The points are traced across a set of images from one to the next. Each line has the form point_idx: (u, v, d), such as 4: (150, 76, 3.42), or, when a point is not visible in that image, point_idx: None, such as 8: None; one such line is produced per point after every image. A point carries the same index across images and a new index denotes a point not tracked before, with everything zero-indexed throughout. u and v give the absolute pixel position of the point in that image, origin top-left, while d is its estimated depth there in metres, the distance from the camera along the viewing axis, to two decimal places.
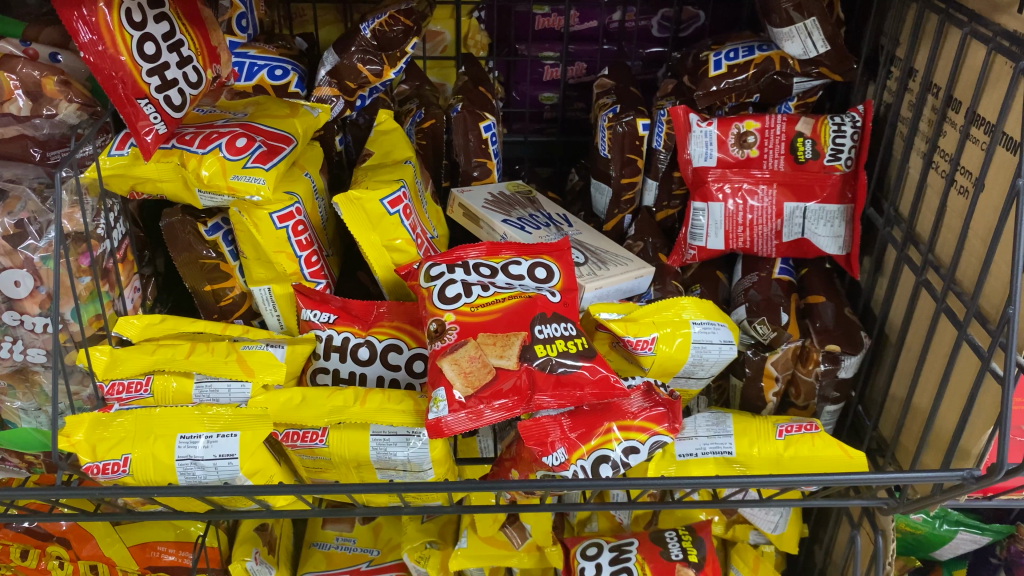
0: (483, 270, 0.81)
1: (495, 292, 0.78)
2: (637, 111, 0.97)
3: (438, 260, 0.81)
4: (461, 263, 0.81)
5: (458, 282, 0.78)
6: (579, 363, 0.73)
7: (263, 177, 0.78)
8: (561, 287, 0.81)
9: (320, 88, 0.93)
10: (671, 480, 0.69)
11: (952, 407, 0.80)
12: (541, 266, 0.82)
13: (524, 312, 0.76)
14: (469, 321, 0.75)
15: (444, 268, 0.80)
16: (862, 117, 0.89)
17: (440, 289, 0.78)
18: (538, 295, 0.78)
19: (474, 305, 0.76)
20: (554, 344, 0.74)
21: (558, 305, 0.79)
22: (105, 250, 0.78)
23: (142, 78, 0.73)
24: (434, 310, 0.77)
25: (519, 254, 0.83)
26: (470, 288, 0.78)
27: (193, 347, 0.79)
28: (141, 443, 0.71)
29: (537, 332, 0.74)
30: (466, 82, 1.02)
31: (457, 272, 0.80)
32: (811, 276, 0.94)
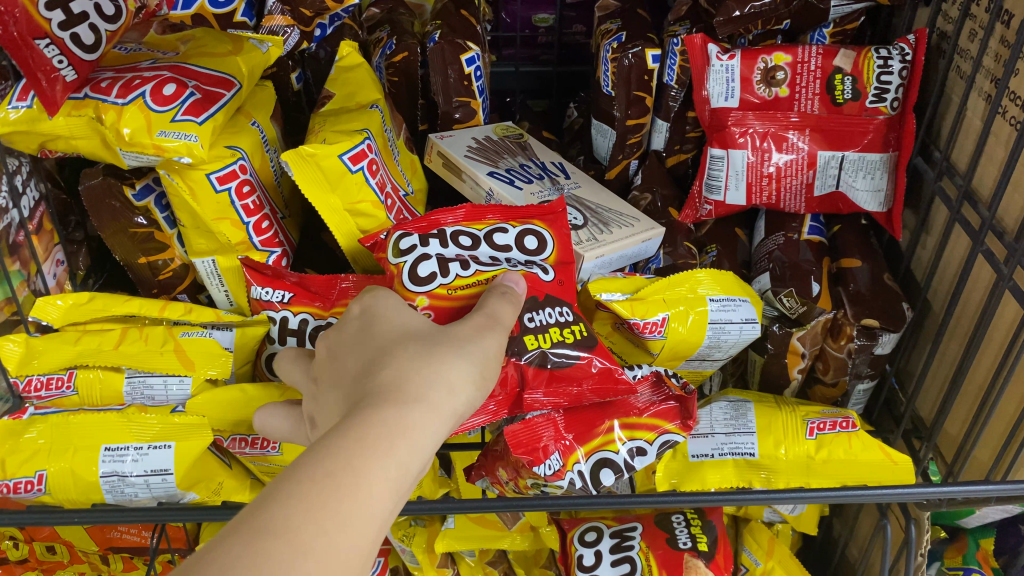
0: (463, 241, 0.67)
1: (477, 270, 0.64)
2: (645, 40, 0.83)
3: (410, 229, 0.67)
4: (437, 234, 0.67)
5: (432, 257, 0.65)
6: (577, 355, 0.61)
7: (196, 134, 0.65)
8: (555, 262, 0.68)
9: (271, 17, 0.78)
10: (670, 497, 0.60)
11: (1010, 397, 0.69)
12: (530, 236, 0.69)
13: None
14: (446, 307, 0.62)
15: (416, 240, 0.66)
16: (912, 48, 0.75)
17: (412, 266, 0.64)
18: (528, 274, 0.65)
19: (452, 287, 0.63)
20: (543, 335, 0.61)
21: (552, 285, 0.65)
22: (11, 222, 0.66)
23: (40, 11, 0.59)
24: (403, 292, 0.63)
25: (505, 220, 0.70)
26: (446, 266, 0.64)
27: (124, 334, 0.68)
28: (58, 456, 0.60)
29: (526, 322, 0.61)
30: (445, 4, 0.87)
31: (432, 245, 0.66)
32: (844, 234, 0.82)
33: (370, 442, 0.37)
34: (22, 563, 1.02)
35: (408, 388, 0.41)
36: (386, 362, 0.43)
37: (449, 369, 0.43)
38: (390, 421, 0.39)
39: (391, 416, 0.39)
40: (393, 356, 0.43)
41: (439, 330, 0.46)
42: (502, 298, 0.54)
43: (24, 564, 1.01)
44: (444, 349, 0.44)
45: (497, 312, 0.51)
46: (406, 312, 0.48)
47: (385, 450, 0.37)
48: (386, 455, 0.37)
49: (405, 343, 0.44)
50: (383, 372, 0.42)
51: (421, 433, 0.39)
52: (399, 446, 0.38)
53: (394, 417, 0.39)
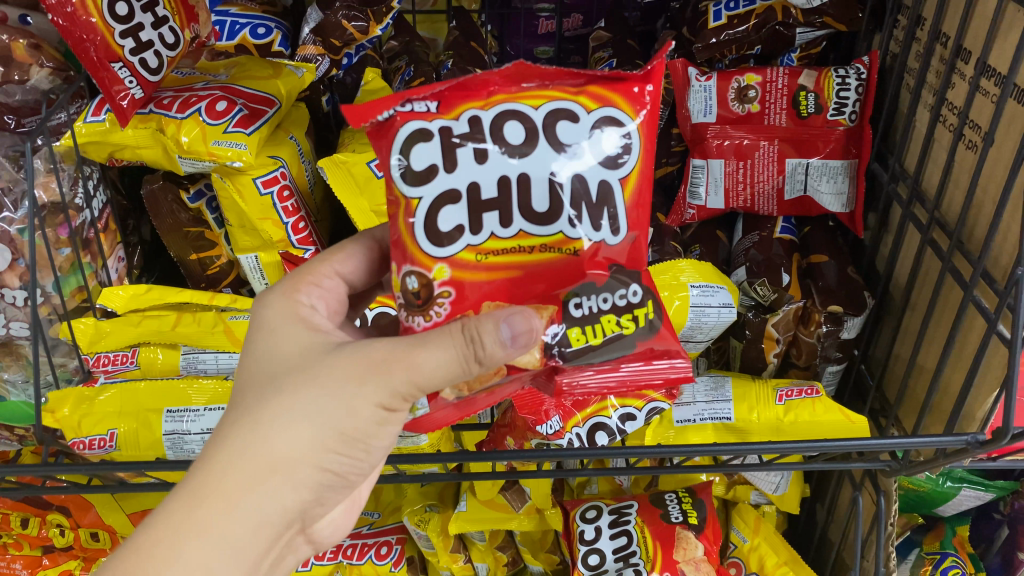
0: (510, 156, 0.55)
1: (520, 233, 0.56)
2: (633, 66, 0.94)
3: (433, 121, 0.56)
4: (475, 140, 0.55)
5: (460, 202, 0.56)
6: (633, 347, 0.59)
7: (245, 143, 0.76)
8: (631, 200, 0.58)
9: (305, 47, 0.89)
10: (670, 449, 0.69)
11: (957, 369, 0.77)
12: (607, 146, 0.57)
13: (561, 276, 0.57)
14: (469, 280, 0.56)
15: (439, 161, 0.56)
16: (867, 69, 0.85)
17: (431, 213, 0.56)
18: (592, 246, 0.57)
19: (481, 253, 0.56)
20: (592, 327, 0.58)
21: (617, 250, 0.58)
22: (84, 220, 0.76)
23: (115, 40, 0.70)
24: (416, 254, 0.56)
25: (577, 106, 0.57)
26: (479, 220, 0.56)
27: (179, 319, 0.78)
28: (127, 418, 0.70)
29: (572, 309, 0.58)
30: (456, 37, 0.98)
31: (459, 173, 0.56)
32: (814, 235, 0.91)
33: (165, 538, 0.47)
34: (64, 552, 1.10)
35: (218, 467, 0.49)
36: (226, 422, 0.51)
37: (268, 440, 0.49)
38: (186, 514, 0.47)
39: (190, 510, 0.48)
40: (233, 415, 0.51)
41: (297, 378, 0.51)
42: (460, 336, 0.50)
43: (69, 552, 1.10)
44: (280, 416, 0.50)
45: (415, 351, 0.50)
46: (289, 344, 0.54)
47: (174, 547, 0.47)
48: (175, 554, 0.47)
49: (247, 397, 0.51)
50: (218, 433, 0.51)
51: (219, 521, 0.48)
52: (195, 537, 0.47)
53: (185, 510, 0.48)
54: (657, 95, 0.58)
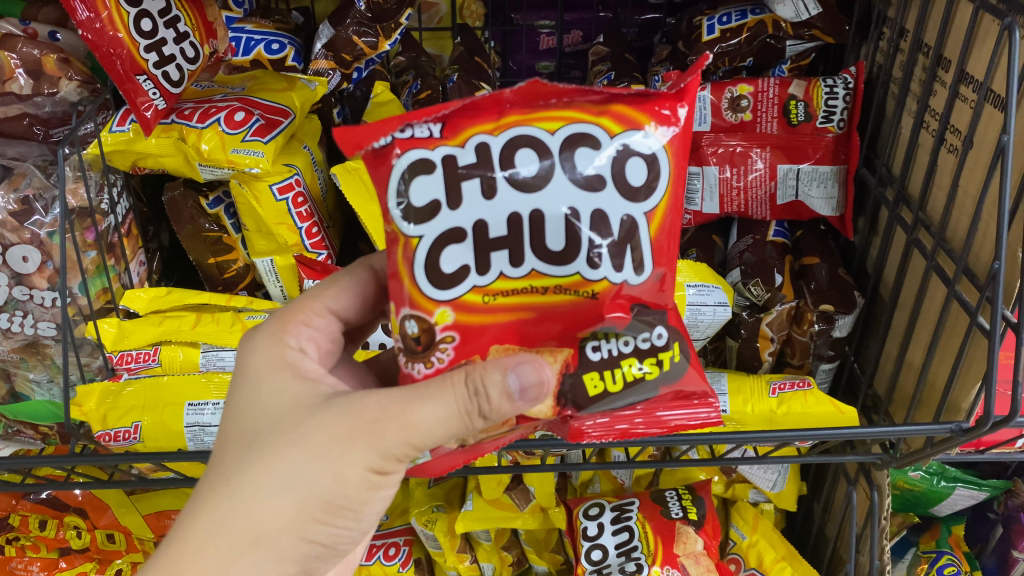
0: (521, 191, 0.55)
1: (532, 273, 0.56)
2: (631, 77, 0.98)
3: (439, 148, 0.56)
4: (483, 173, 0.56)
5: (467, 240, 0.56)
6: (657, 392, 0.58)
7: (262, 150, 0.80)
8: (656, 232, 0.58)
9: (317, 61, 0.93)
10: (669, 437, 0.71)
11: (942, 364, 0.79)
12: (629, 172, 0.57)
13: (572, 323, 0.57)
14: (472, 325, 0.56)
15: (441, 197, 0.56)
16: (854, 78, 0.89)
17: (435, 254, 0.56)
18: (614, 288, 0.56)
19: (489, 295, 0.56)
20: (611, 373, 0.57)
21: (640, 289, 0.58)
22: (109, 224, 0.80)
23: (140, 53, 0.74)
24: (418, 299, 0.57)
25: (599, 129, 0.56)
26: (486, 261, 0.56)
27: (198, 319, 0.82)
28: (151, 411, 0.74)
29: (589, 352, 0.57)
30: (461, 52, 1.02)
31: (465, 211, 0.56)
32: (806, 238, 0.95)
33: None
34: (81, 555, 1.07)
35: (195, 539, 0.51)
36: (207, 484, 0.53)
37: (255, 501, 0.51)
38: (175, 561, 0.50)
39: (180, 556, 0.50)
40: (214, 477, 0.53)
41: (280, 438, 0.52)
42: (464, 388, 0.52)
43: (84, 554, 1.07)
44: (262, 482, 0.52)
45: (411, 408, 0.51)
46: (274, 396, 0.55)
47: None
48: None
49: (227, 459, 0.53)
50: (197, 499, 0.53)
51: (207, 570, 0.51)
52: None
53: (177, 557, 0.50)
54: (688, 116, 0.58)
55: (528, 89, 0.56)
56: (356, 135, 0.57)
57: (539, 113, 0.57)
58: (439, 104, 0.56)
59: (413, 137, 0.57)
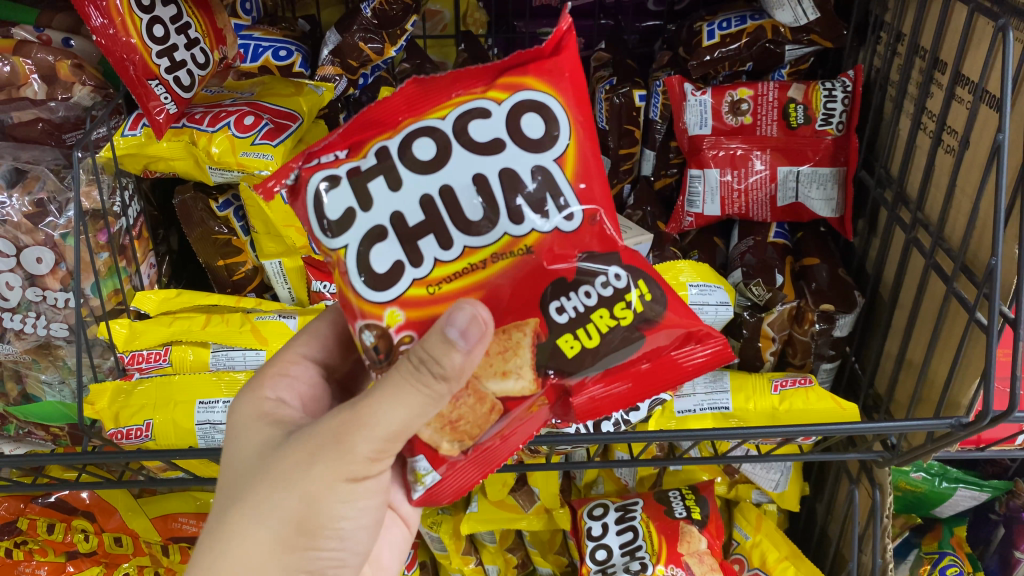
0: (425, 173, 0.56)
1: (465, 250, 0.56)
2: (633, 82, 0.99)
3: (342, 161, 0.56)
4: (385, 170, 0.56)
5: (392, 232, 0.56)
6: (642, 337, 0.59)
7: (272, 154, 0.81)
8: (575, 174, 0.58)
9: (324, 67, 0.94)
10: (671, 433, 0.72)
11: (941, 361, 0.80)
12: (525, 128, 0.56)
13: (527, 287, 0.57)
14: (425, 318, 0.56)
15: (354, 204, 0.56)
16: (852, 82, 0.90)
17: (364, 259, 0.56)
18: (547, 238, 0.57)
19: (432, 285, 0.56)
20: (583, 329, 0.59)
21: (575, 234, 0.58)
22: (122, 226, 0.82)
23: (153, 59, 0.75)
24: (363, 308, 0.56)
25: (486, 101, 0.56)
26: (416, 250, 0.56)
27: (208, 319, 0.83)
28: (162, 409, 0.75)
29: (555, 316, 0.58)
30: (464, 59, 1.04)
31: (379, 207, 0.56)
32: (806, 239, 0.97)
33: None
34: (89, 559, 1.04)
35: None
36: (197, 557, 0.53)
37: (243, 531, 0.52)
38: None
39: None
40: (202, 548, 0.53)
41: (254, 479, 0.53)
42: (409, 365, 0.50)
43: (92, 559, 1.04)
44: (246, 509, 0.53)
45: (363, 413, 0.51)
46: (245, 450, 0.57)
47: None
48: None
49: (210, 521, 0.54)
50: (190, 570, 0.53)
51: None
52: None
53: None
54: (573, 65, 0.58)
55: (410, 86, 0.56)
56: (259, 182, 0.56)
57: (426, 102, 0.56)
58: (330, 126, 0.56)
59: (316, 162, 0.56)
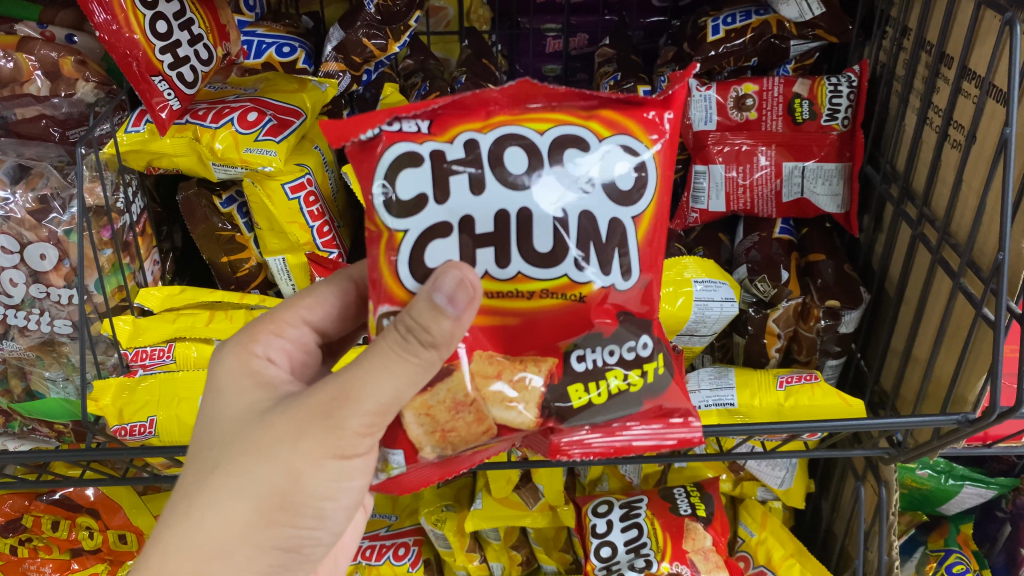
0: (509, 187, 0.55)
1: (517, 275, 0.56)
2: (637, 78, 0.99)
3: (429, 141, 0.56)
4: (471, 168, 0.55)
5: (453, 238, 0.55)
6: (641, 405, 0.58)
7: (275, 150, 0.82)
8: (646, 236, 0.58)
9: (327, 64, 0.94)
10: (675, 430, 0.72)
11: (948, 358, 0.80)
12: (618, 176, 0.57)
13: (561, 329, 0.57)
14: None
15: (428, 191, 0.55)
16: (858, 77, 0.91)
17: (417, 249, 0.55)
18: (601, 292, 0.57)
19: None
20: (594, 383, 0.57)
21: (627, 296, 0.58)
22: (125, 223, 0.82)
23: (156, 55, 0.75)
24: (394, 291, 0.56)
25: (588, 131, 0.57)
26: (472, 258, 0.55)
27: (212, 316, 0.84)
28: (165, 406, 0.76)
29: (573, 362, 0.57)
30: (468, 55, 1.03)
31: (452, 205, 0.55)
32: (811, 235, 0.96)
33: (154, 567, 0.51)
34: (94, 555, 1.05)
35: (155, 560, 0.51)
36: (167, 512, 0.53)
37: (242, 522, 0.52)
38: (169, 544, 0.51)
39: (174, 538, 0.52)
40: (175, 506, 0.53)
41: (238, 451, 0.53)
42: (397, 335, 0.50)
43: (97, 555, 1.05)
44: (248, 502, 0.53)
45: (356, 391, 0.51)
46: (229, 409, 0.56)
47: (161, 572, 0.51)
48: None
49: (187, 483, 0.54)
50: (161, 525, 0.53)
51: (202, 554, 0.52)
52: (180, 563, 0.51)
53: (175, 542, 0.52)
54: (677, 122, 0.59)
55: (519, 89, 0.57)
56: (339, 127, 0.56)
57: (528, 113, 0.57)
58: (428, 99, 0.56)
59: (401, 131, 0.56)
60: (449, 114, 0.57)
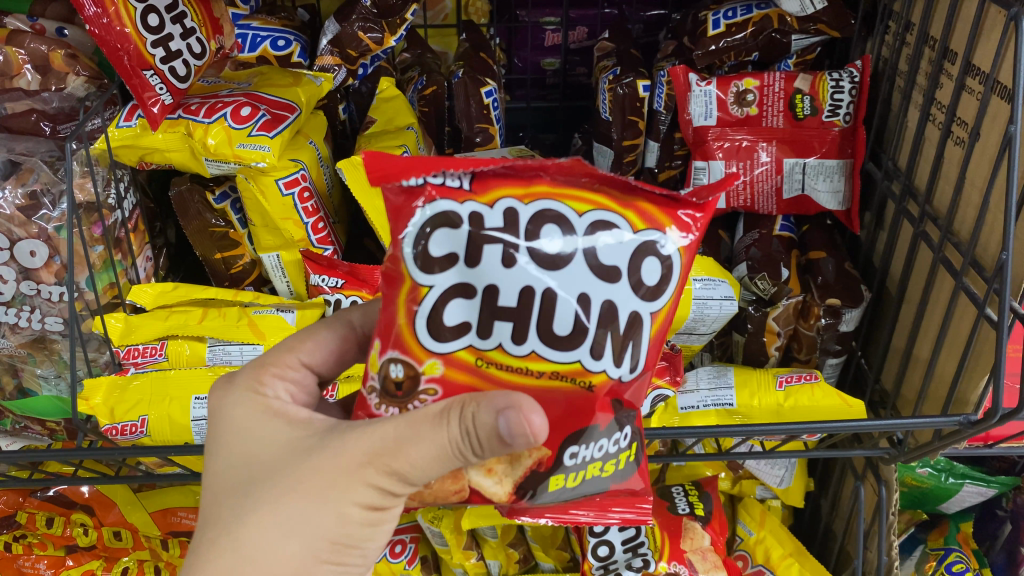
0: (538, 264, 0.52)
1: (532, 354, 0.53)
2: (637, 72, 0.97)
3: (469, 200, 0.52)
4: (506, 239, 0.52)
5: (474, 302, 0.52)
6: (608, 488, 0.57)
7: (269, 145, 0.81)
8: (656, 334, 0.56)
9: (322, 57, 0.93)
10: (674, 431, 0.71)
11: (949, 358, 0.79)
12: (646, 272, 0.54)
13: (566, 419, 0.54)
14: (460, 383, 0.53)
15: (460, 252, 0.52)
16: (860, 72, 0.89)
17: (434, 308, 0.52)
18: (609, 383, 0.54)
19: (484, 361, 0.53)
20: (574, 473, 0.56)
21: (630, 384, 0.56)
22: (116, 220, 0.81)
23: (147, 49, 0.74)
24: (408, 343, 0.53)
25: (623, 220, 0.54)
26: (489, 327, 0.53)
27: (205, 313, 0.83)
28: (157, 405, 0.75)
29: (565, 458, 0.55)
30: (466, 49, 1.01)
31: (481, 271, 0.52)
32: (811, 232, 0.95)
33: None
34: (88, 552, 1.04)
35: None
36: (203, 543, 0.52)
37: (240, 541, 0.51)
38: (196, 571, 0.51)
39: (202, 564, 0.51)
40: (213, 537, 0.52)
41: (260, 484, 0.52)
42: (458, 432, 0.49)
43: (92, 553, 1.03)
44: (248, 511, 0.52)
45: (406, 443, 0.49)
46: (267, 445, 0.54)
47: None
48: None
49: (225, 512, 0.52)
50: (200, 553, 0.52)
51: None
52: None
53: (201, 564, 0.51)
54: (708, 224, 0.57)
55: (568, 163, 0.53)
56: (384, 167, 0.56)
57: (569, 189, 0.54)
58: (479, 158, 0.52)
59: (444, 185, 0.53)
60: (493, 174, 0.53)
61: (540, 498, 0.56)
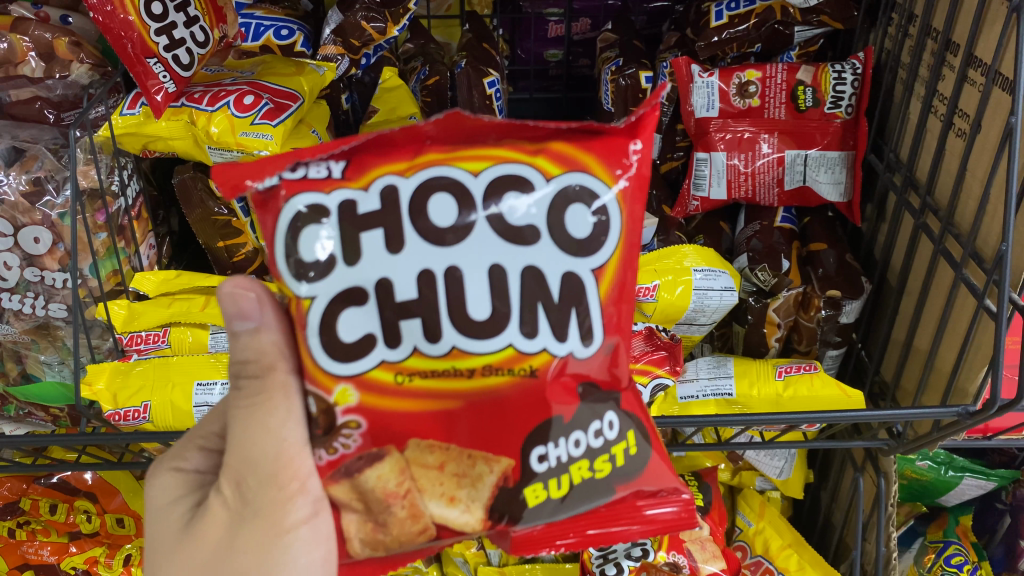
0: (431, 244, 0.51)
1: (453, 351, 0.52)
2: (639, 64, 0.98)
3: (342, 185, 0.52)
4: (388, 223, 0.51)
5: (370, 301, 0.51)
6: (614, 491, 0.54)
7: (271, 134, 0.81)
8: (610, 295, 0.54)
9: (326, 47, 0.93)
10: (673, 419, 0.71)
11: (949, 349, 0.79)
12: (571, 226, 0.53)
13: (518, 419, 0.53)
14: (382, 408, 0.52)
15: (338, 253, 0.51)
16: (862, 64, 0.90)
17: (330, 321, 0.52)
18: (556, 362, 0.53)
19: (399, 375, 0.52)
20: (555, 479, 0.53)
21: (588, 362, 0.54)
22: (120, 206, 0.82)
23: (151, 37, 0.74)
24: (318, 376, 0.53)
25: (532, 170, 0.53)
26: (396, 332, 0.52)
27: (207, 301, 0.84)
28: (159, 391, 0.75)
29: (534, 462, 0.53)
30: (470, 39, 1.01)
31: (366, 267, 0.51)
32: (812, 224, 0.95)
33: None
34: (91, 539, 1.03)
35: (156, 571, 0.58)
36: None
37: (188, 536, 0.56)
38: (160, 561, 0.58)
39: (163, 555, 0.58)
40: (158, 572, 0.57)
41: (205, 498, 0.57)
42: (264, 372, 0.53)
43: (94, 539, 1.03)
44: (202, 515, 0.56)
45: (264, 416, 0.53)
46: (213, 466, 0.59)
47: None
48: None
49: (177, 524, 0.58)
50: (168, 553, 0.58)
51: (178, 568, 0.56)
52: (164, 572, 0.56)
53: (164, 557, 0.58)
54: (646, 150, 0.55)
55: (447, 122, 0.52)
56: (235, 175, 0.51)
57: (460, 151, 0.53)
58: (337, 141, 0.52)
59: (305, 178, 0.52)
60: (366, 155, 0.53)
61: (524, 517, 0.53)
